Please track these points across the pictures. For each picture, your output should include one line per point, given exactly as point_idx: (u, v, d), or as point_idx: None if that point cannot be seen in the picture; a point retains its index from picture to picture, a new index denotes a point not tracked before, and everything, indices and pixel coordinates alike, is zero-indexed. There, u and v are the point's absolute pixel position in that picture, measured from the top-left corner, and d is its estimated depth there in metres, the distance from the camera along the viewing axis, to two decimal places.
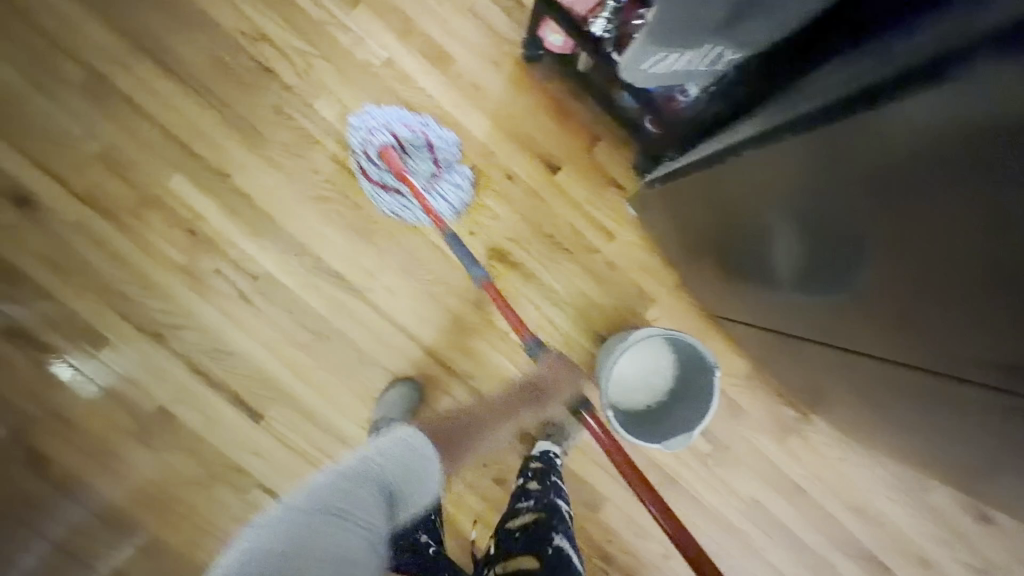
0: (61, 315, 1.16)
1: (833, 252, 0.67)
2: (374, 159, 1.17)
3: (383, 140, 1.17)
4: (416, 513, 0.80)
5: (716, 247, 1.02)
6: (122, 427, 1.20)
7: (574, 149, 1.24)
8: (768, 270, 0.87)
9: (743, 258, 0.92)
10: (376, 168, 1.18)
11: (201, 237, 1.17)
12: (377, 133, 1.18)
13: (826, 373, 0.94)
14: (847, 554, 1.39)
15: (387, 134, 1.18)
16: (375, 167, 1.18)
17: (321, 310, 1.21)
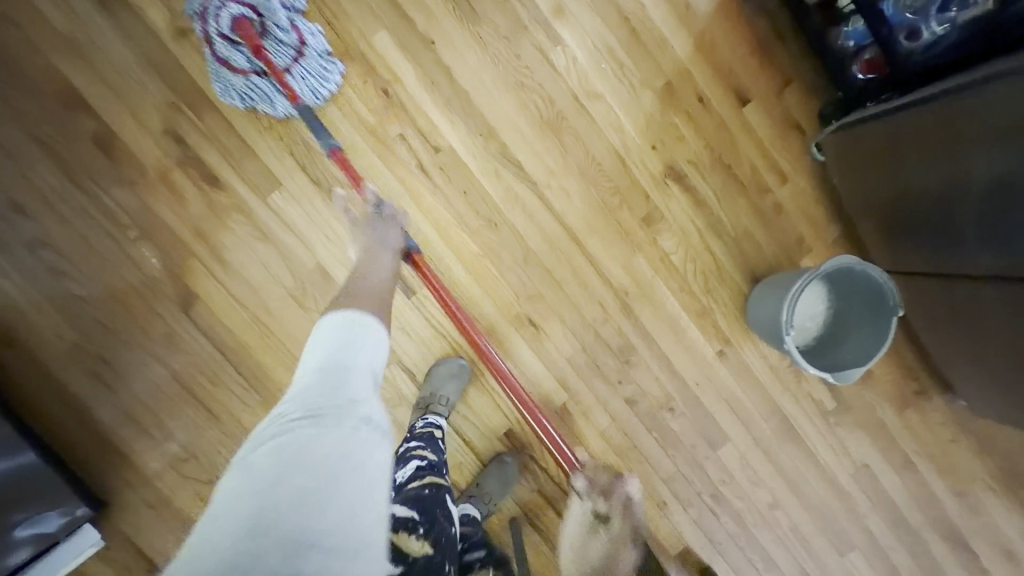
0: (241, 153, 1.13)
1: (1002, 197, 0.89)
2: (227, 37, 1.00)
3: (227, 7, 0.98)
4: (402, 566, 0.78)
5: (892, 196, 1.11)
6: (278, 280, 1.17)
7: (767, 87, 1.25)
8: (937, 217, 1.03)
9: (915, 206, 1.06)
10: (229, 48, 1.02)
11: (395, 100, 1.16)
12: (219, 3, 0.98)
13: (974, 311, 1.07)
14: (941, 536, 1.42)
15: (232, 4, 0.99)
16: (237, 51, 1.01)
17: (496, 198, 1.20)
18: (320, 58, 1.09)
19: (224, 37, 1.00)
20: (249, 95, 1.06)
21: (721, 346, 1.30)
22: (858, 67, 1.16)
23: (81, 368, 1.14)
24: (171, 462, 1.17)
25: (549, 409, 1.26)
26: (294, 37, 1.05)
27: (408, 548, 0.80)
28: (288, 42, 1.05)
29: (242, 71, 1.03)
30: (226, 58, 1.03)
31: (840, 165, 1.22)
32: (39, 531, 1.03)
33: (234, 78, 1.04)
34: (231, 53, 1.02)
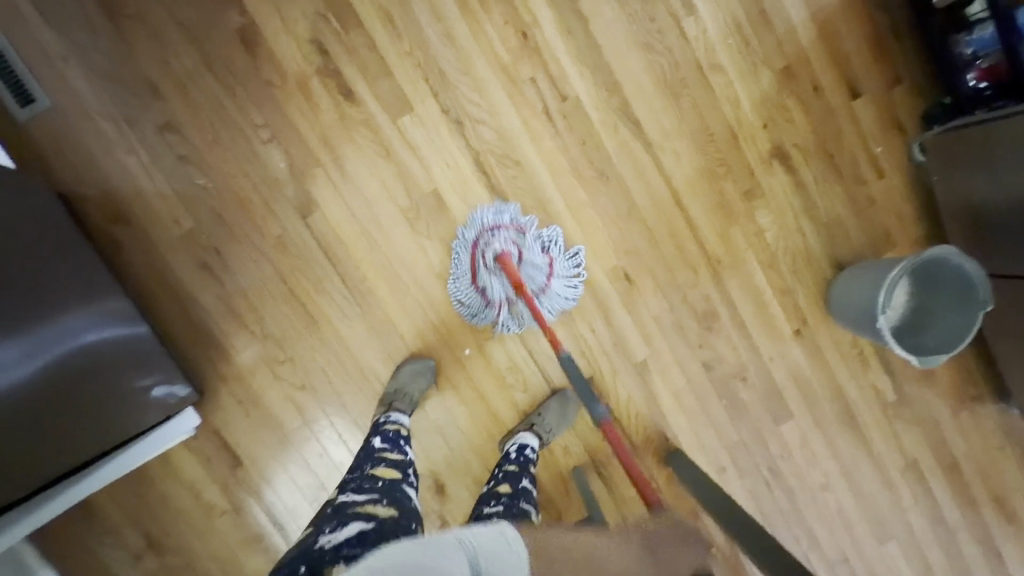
0: (379, 72, 1.17)
1: None
2: (490, 266, 1.21)
3: (502, 244, 1.21)
4: (372, 522, 0.72)
5: (993, 196, 1.16)
6: (394, 200, 1.20)
7: (877, 83, 1.31)
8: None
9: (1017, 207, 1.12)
10: (490, 290, 1.21)
11: (532, 43, 1.20)
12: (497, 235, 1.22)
13: None
14: (975, 538, 1.47)
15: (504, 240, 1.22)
16: (493, 288, 1.21)
17: (611, 151, 1.25)
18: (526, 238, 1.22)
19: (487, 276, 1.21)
20: (479, 311, 1.22)
21: (798, 327, 1.35)
22: (972, 75, 1.22)
23: (192, 257, 1.17)
24: (267, 362, 1.20)
25: (629, 363, 1.31)
26: (546, 260, 1.23)
27: (375, 511, 0.76)
28: (506, 230, 1.22)
29: (497, 300, 1.22)
30: (488, 293, 1.21)
31: (944, 159, 1.25)
32: (164, 395, 1.07)
33: (472, 288, 1.21)
34: (489, 290, 1.21)
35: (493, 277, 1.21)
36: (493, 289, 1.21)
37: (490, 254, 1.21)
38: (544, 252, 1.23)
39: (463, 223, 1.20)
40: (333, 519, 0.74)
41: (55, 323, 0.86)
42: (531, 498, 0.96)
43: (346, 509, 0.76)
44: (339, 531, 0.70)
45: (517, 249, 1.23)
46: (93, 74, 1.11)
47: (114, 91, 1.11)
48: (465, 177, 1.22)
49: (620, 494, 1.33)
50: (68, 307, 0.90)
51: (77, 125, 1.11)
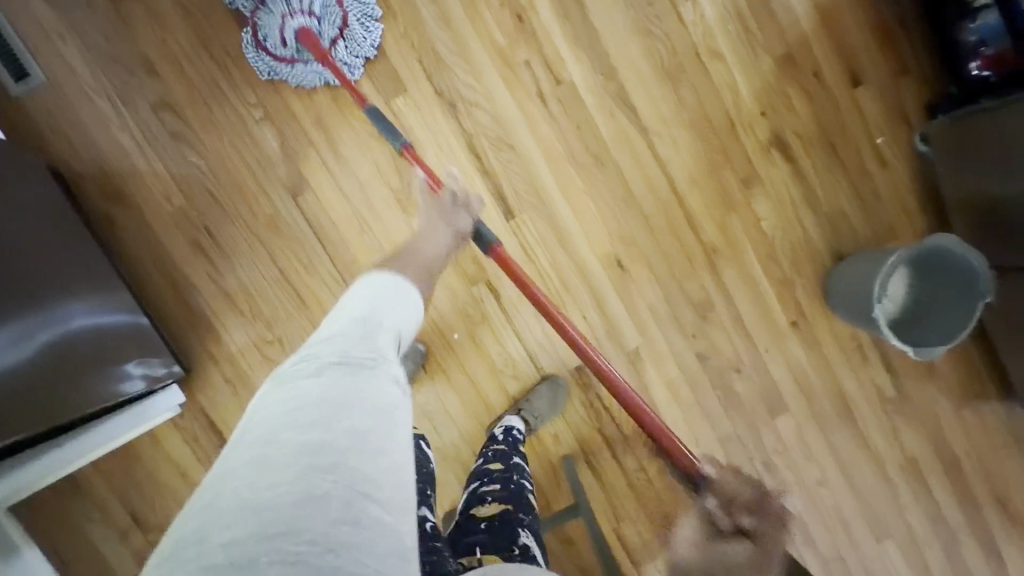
0: (374, 54, 1.17)
1: None
2: (292, 39, 1.10)
3: (298, 16, 1.08)
4: None
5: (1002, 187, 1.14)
6: (387, 182, 1.19)
7: (880, 73, 1.29)
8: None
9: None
10: (278, 38, 1.10)
11: (528, 27, 1.20)
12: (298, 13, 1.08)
13: None
14: (977, 541, 1.43)
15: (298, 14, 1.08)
16: (280, 43, 1.10)
17: (607, 137, 1.24)
18: (364, 25, 1.14)
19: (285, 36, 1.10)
20: (279, 71, 1.12)
21: (796, 319, 1.32)
22: (976, 63, 1.19)
23: (184, 236, 1.17)
24: (256, 342, 1.20)
25: (623, 352, 1.29)
26: (338, 12, 1.11)
27: None
28: (330, 11, 1.10)
29: (293, 59, 1.12)
30: (265, 43, 1.11)
31: (951, 149, 1.23)
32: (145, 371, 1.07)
33: (281, 65, 1.12)
34: (272, 41, 1.10)
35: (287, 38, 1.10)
36: (277, 45, 1.11)
37: (289, 24, 1.08)
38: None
39: (294, 34, 1.09)
40: None
41: (42, 306, 0.91)
42: (525, 473, 0.97)
43: None
44: None
45: (316, 20, 1.10)
46: (90, 51, 1.11)
47: (110, 68, 1.12)
48: (459, 160, 1.21)
49: (611, 485, 1.31)
50: (61, 290, 0.95)
51: (72, 103, 1.12)
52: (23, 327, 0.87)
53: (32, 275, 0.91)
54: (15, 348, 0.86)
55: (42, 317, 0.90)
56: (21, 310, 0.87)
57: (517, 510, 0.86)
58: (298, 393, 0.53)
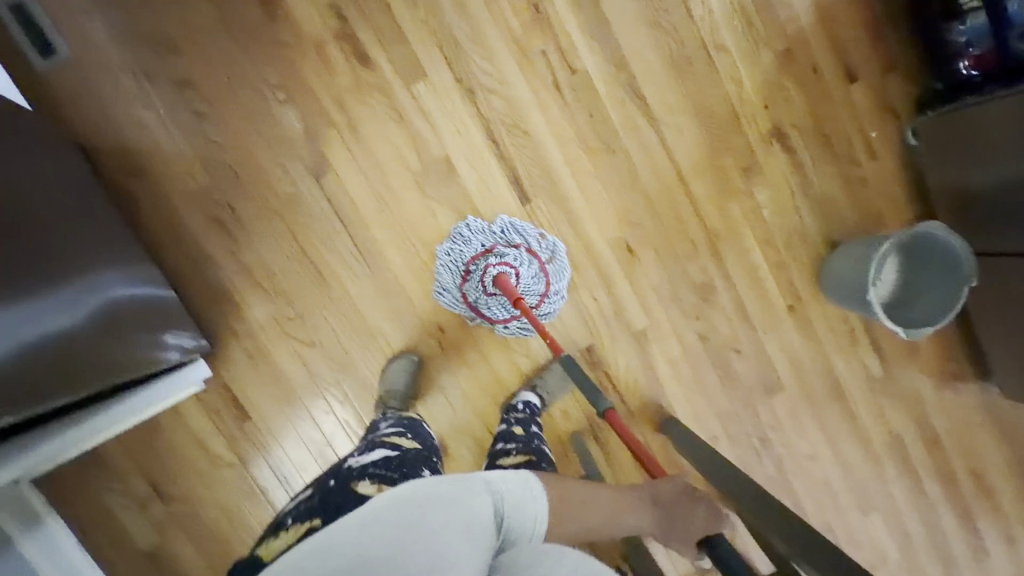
0: (393, 38, 1.20)
1: None
2: (480, 282, 1.24)
3: (495, 268, 1.23)
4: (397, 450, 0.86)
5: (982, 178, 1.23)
6: (406, 164, 1.23)
7: (874, 69, 1.36)
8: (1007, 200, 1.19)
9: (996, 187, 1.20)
10: (477, 288, 1.24)
11: (544, 16, 1.24)
12: (497, 261, 1.23)
13: None
14: (953, 512, 1.53)
15: (499, 266, 1.23)
16: (499, 303, 1.24)
17: (617, 125, 1.29)
18: (531, 273, 1.25)
19: (479, 281, 1.24)
20: (445, 293, 1.25)
21: (791, 302, 1.40)
22: (965, 62, 1.26)
23: (205, 213, 1.19)
24: (276, 319, 1.23)
25: (629, 332, 1.35)
26: (542, 284, 1.26)
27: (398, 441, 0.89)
28: (531, 274, 1.25)
29: (483, 305, 1.25)
30: (478, 305, 1.25)
31: (937, 143, 1.31)
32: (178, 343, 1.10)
33: (450, 289, 1.25)
34: (471, 288, 1.25)
35: (483, 283, 1.24)
36: (488, 306, 1.24)
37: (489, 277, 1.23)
38: (541, 274, 1.26)
39: (469, 262, 1.24)
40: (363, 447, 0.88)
41: (91, 274, 0.91)
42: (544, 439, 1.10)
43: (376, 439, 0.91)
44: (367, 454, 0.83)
45: (514, 268, 1.23)
46: (113, 28, 1.13)
47: (133, 46, 1.13)
48: (475, 144, 1.25)
49: (617, 459, 1.38)
50: (100, 263, 0.95)
51: (94, 79, 1.13)
52: (81, 286, 0.88)
53: (66, 242, 0.89)
54: (81, 309, 0.86)
55: (92, 282, 0.90)
56: (67, 272, 0.86)
57: (538, 460, 0.99)
58: (372, 514, 0.54)
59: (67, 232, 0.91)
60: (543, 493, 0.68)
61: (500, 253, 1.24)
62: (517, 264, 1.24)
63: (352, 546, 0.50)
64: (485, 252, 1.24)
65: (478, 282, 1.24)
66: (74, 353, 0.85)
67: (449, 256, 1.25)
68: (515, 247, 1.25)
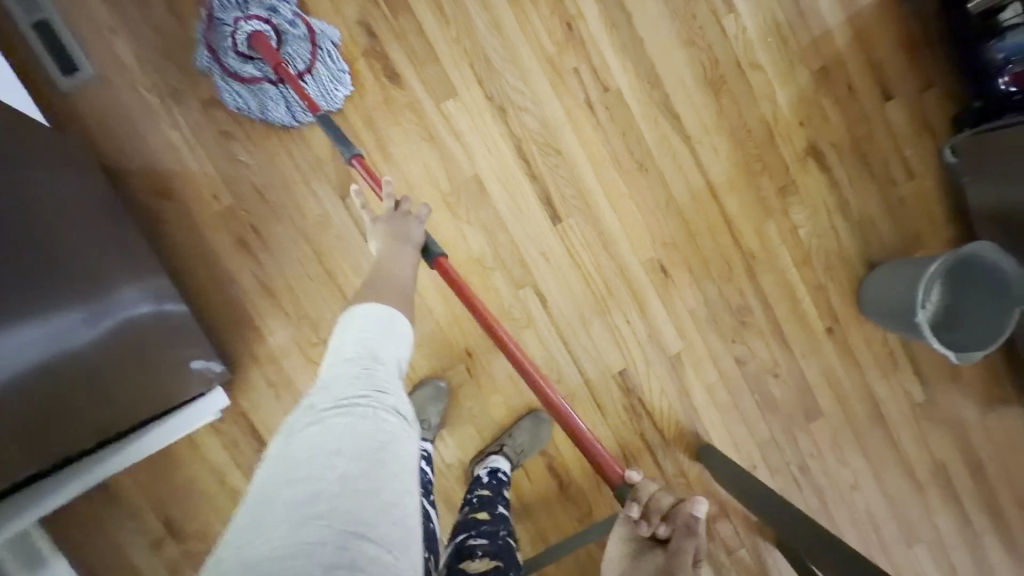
0: (426, 57, 1.18)
1: None
2: (245, 50, 1.09)
3: (249, 26, 1.08)
4: None
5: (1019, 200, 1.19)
6: (436, 184, 1.20)
7: (910, 88, 1.34)
8: None
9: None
10: (249, 58, 1.10)
11: (577, 34, 1.22)
12: (266, 24, 1.10)
13: None
14: (1001, 544, 1.47)
15: (250, 23, 1.08)
16: (240, 60, 1.09)
17: (651, 143, 1.26)
18: (327, 63, 1.13)
19: (235, 49, 1.09)
20: (245, 100, 1.11)
21: (830, 324, 1.35)
22: (1004, 79, 1.22)
23: (229, 234, 1.15)
24: (300, 343, 1.18)
25: (664, 355, 1.30)
26: (309, 52, 1.12)
27: None
28: (300, 51, 1.12)
29: (246, 75, 1.10)
30: (224, 59, 1.09)
31: (976, 162, 1.26)
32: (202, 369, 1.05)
33: (279, 98, 1.11)
34: (235, 63, 1.10)
35: (239, 45, 1.09)
36: (242, 70, 1.10)
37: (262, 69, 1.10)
38: (310, 40, 1.12)
39: (250, 43, 1.08)
40: None
41: (111, 294, 0.86)
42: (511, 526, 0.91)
43: None
44: None
45: (276, 36, 1.11)
46: (141, 45, 1.10)
47: (161, 65, 1.11)
48: (506, 163, 1.22)
49: None
50: (119, 283, 0.90)
51: (120, 99, 1.10)
52: (100, 307, 0.82)
53: (82, 263, 0.84)
54: (97, 326, 0.80)
55: (103, 297, 0.84)
56: (84, 292, 0.80)
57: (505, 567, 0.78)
58: (297, 447, 0.50)
59: (88, 255, 0.87)
60: (405, 323, 0.72)
61: (284, 33, 1.11)
62: (280, 32, 1.11)
63: (293, 485, 0.47)
64: (247, 20, 1.09)
65: (285, 53, 1.11)
66: (90, 374, 0.79)
67: (237, 65, 1.09)
68: (294, 26, 1.11)
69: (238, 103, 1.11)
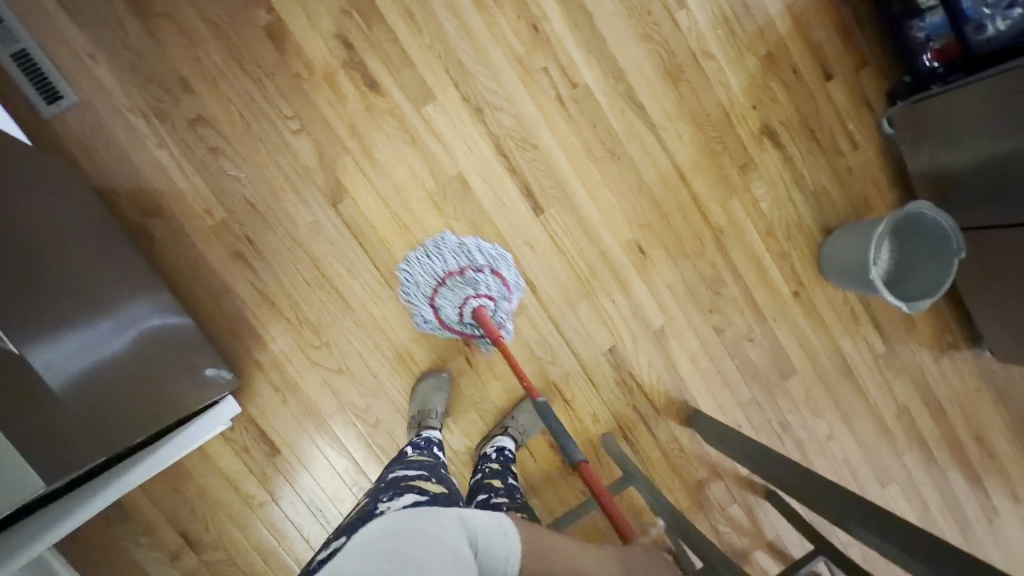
0: (402, 64, 1.24)
1: None
2: (446, 289, 1.26)
3: (443, 284, 1.26)
4: (424, 495, 0.77)
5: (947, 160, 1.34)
6: (422, 184, 1.26)
7: (847, 67, 1.47)
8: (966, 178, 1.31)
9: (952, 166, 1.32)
10: (448, 299, 1.26)
11: (543, 35, 1.30)
12: (447, 265, 1.27)
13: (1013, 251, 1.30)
14: (963, 476, 1.61)
15: (443, 279, 1.26)
16: (461, 319, 1.26)
17: (620, 132, 1.35)
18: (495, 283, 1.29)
19: (434, 297, 1.26)
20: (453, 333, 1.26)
21: (795, 288, 1.47)
22: (928, 55, 1.39)
23: (224, 247, 1.18)
24: (302, 347, 1.22)
25: (648, 330, 1.39)
26: (495, 279, 1.29)
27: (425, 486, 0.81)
28: (486, 284, 1.28)
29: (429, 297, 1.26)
30: (441, 311, 1.25)
31: (910, 130, 1.40)
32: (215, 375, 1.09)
33: (443, 299, 1.25)
34: (448, 309, 1.26)
35: (444, 294, 1.26)
36: (447, 309, 1.25)
37: (467, 305, 1.25)
38: (492, 275, 1.29)
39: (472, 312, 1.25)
40: (382, 490, 0.79)
41: (125, 306, 0.93)
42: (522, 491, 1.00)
43: (396, 481, 0.82)
44: (392, 498, 0.75)
45: (457, 274, 1.27)
46: (122, 70, 1.13)
47: (144, 87, 1.14)
48: (487, 160, 1.29)
49: (646, 456, 1.40)
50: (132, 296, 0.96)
51: (106, 122, 1.13)
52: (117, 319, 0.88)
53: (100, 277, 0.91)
54: (118, 334, 0.86)
55: (120, 310, 0.90)
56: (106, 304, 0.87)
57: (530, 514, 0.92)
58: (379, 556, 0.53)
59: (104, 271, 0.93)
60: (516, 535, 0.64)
61: (472, 275, 1.27)
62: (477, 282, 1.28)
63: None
64: (440, 279, 1.26)
65: (452, 296, 1.26)
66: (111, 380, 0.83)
67: (443, 304, 1.25)
68: (484, 272, 1.28)
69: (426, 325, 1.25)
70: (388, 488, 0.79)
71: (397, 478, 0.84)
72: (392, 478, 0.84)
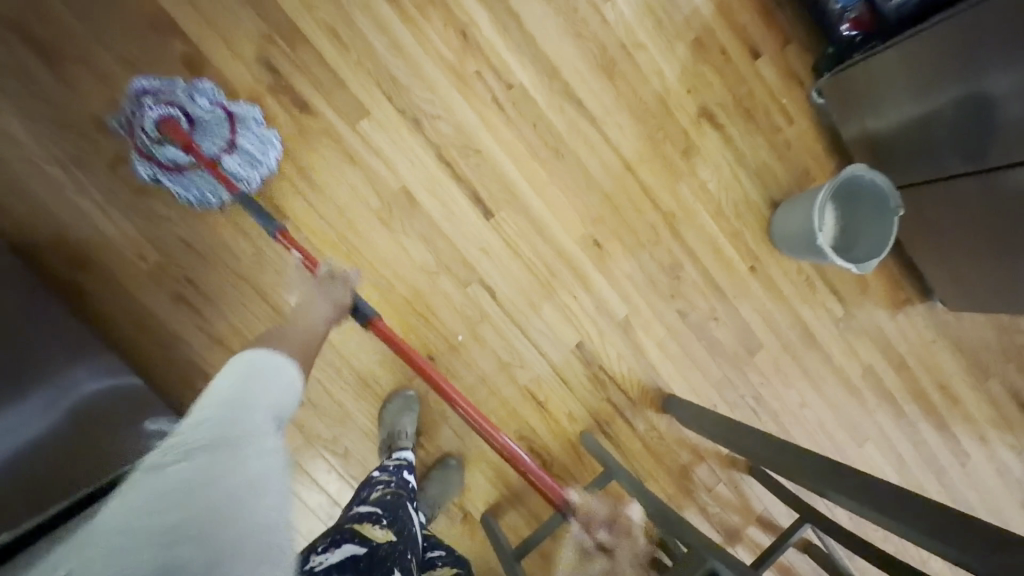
0: (332, 84, 1.21)
1: (965, 122, 1.20)
2: (152, 133, 1.05)
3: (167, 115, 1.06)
4: (365, 547, 0.73)
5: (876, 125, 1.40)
6: (367, 203, 1.23)
7: (773, 45, 1.51)
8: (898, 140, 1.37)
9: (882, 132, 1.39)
10: (155, 143, 1.06)
11: (472, 42, 1.29)
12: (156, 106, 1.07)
13: (949, 203, 1.35)
14: (932, 425, 1.66)
15: (169, 111, 1.06)
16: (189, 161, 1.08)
17: (562, 130, 1.35)
18: (256, 137, 1.14)
19: (153, 138, 1.05)
20: (197, 193, 1.09)
21: (751, 264, 1.49)
22: (846, 26, 1.43)
23: (165, 291, 1.13)
24: None
25: (614, 322, 1.39)
26: (227, 128, 1.12)
27: (370, 533, 0.77)
28: (219, 133, 1.11)
29: (179, 166, 1.07)
30: (153, 154, 1.06)
31: (838, 100, 1.46)
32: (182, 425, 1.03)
33: (189, 179, 1.08)
34: (152, 145, 1.06)
35: (155, 136, 1.06)
36: (172, 159, 1.07)
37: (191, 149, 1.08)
38: (227, 124, 1.12)
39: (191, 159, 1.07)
40: (327, 534, 0.75)
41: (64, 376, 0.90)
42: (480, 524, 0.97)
43: (341, 526, 0.78)
44: (332, 551, 0.70)
45: (183, 117, 1.08)
46: (33, 120, 1.07)
47: (59, 135, 1.08)
48: (431, 172, 1.27)
49: (628, 448, 1.40)
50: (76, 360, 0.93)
51: (22, 177, 1.07)
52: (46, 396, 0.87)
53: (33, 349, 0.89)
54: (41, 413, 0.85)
55: (53, 383, 0.88)
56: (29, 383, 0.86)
57: None
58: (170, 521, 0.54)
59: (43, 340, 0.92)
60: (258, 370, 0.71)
61: (219, 124, 1.11)
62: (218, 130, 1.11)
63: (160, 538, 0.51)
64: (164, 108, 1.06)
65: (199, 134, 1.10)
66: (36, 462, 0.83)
67: (167, 155, 1.06)
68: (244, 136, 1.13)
69: (187, 198, 1.09)
70: (330, 535, 0.75)
71: (347, 518, 0.81)
72: (343, 519, 0.81)
